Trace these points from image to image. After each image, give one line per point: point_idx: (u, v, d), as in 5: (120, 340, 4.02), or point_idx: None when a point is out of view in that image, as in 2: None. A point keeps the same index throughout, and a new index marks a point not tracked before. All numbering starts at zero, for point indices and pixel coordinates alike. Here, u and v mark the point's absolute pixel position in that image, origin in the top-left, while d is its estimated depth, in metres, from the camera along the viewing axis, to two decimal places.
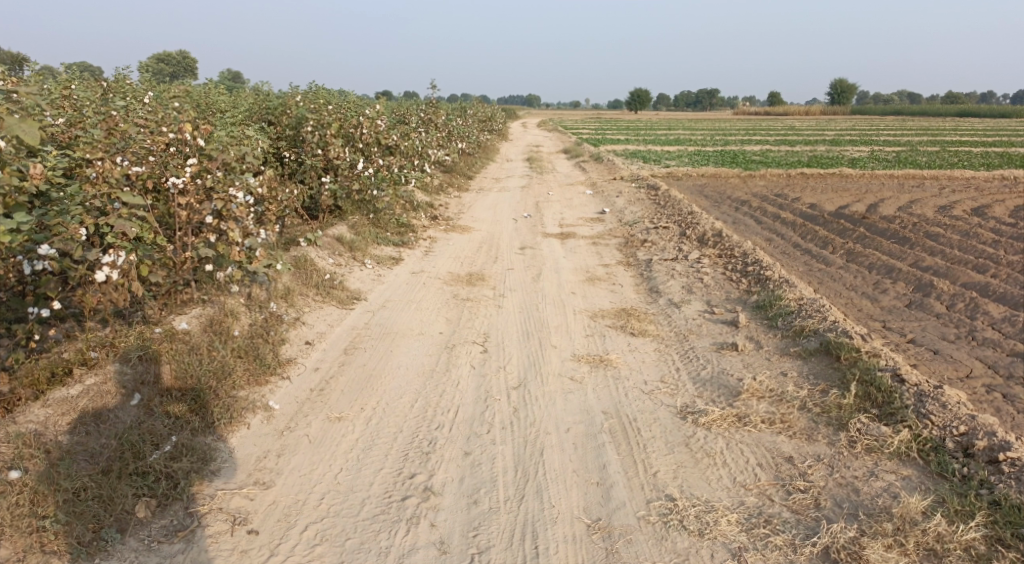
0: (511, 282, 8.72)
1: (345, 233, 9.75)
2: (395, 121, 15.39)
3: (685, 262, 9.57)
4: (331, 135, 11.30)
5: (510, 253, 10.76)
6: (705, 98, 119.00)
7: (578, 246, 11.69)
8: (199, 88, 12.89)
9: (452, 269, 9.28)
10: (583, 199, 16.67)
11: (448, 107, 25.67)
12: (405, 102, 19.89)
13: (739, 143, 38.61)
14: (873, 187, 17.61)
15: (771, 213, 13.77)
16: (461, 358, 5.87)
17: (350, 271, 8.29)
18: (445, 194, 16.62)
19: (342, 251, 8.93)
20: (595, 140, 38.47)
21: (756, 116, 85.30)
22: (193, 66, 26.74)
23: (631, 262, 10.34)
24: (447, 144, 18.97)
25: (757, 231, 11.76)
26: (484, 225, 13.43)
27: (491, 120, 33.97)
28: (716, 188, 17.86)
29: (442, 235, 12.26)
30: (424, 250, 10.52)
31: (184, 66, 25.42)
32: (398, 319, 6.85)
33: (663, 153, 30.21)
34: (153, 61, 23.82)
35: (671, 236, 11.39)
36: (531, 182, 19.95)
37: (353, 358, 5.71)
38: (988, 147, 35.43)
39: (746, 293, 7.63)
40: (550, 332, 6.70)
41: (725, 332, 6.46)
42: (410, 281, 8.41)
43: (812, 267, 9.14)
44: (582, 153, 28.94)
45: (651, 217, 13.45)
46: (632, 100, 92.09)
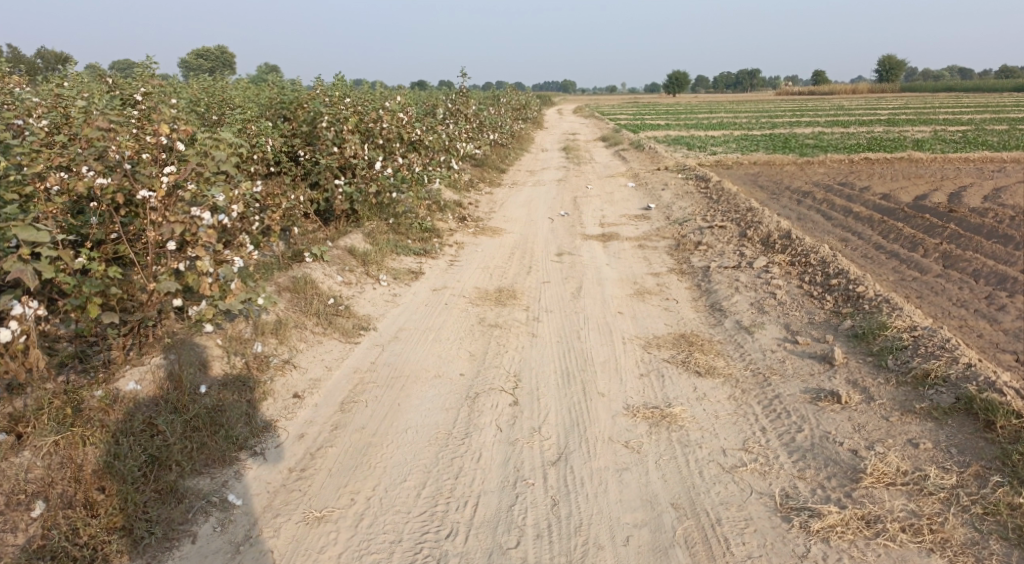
0: (548, 300, 7.49)
1: (361, 244, 8.67)
2: (421, 112, 14.25)
3: (750, 270, 8.23)
4: (348, 130, 10.28)
5: (547, 260, 9.56)
6: (745, 78, 115.35)
7: (623, 250, 10.39)
8: (210, 81, 11.99)
9: (480, 283, 8.11)
10: (625, 192, 15.36)
11: (481, 96, 24.49)
12: (434, 92, 18.75)
13: (786, 126, 36.52)
14: (949, 173, 15.86)
15: (839, 206, 12.26)
16: (485, 413, 4.68)
17: (361, 291, 7.17)
18: (475, 190, 15.44)
19: (354, 264, 7.82)
20: (633, 126, 36.67)
21: (800, 96, 82.36)
22: (230, 61, 26.08)
23: (685, 270, 9.03)
24: (478, 135, 17.80)
25: (828, 229, 10.33)
26: (517, 225, 12.24)
27: (526, 108, 32.69)
28: (772, 177, 16.36)
29: (471, 239, 11.09)
30: (450, 259, 9.38)
31: (221, 61, 24.88)
32: (412, 355, 5.69)
33: (708, 139, 28.50)
34: (193, 57, 23.18)
35: (730, 237, 10.04)
36: (568, 174, 18.63)
37: (351, 415, 4.58)
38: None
39: (834, 315, 6.30)
40: (594, 372, 5.46)
41: (817, 371, 5.16)
42: (429, 301, 7.25)
43: (904, 277, 7.75)
44: (622, 140, 27.42)
45: (703, 213, 12.10)
46: (671, 83, 89.39)
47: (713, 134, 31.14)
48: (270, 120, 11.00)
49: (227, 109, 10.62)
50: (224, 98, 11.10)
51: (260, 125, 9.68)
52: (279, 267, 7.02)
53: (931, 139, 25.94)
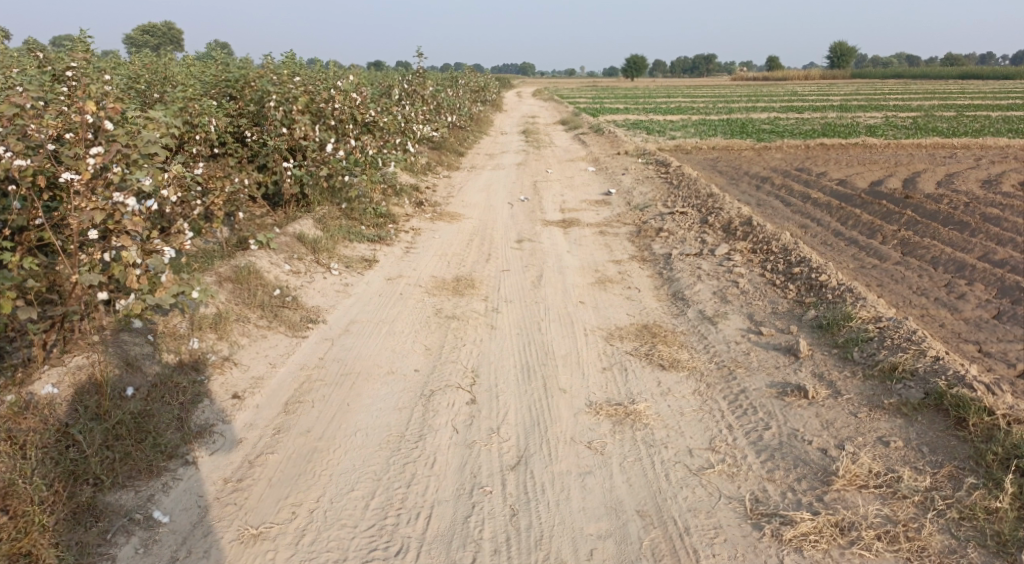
0: (507, 289, 7.23)
1: (310, 231, 8.26)
2: (375, 93, 13.79)
3: (712, 258, 8.10)
4: (298, 110, 9.90)
5: (506, 247, 9.29)
6: (703, 63, 116.41)
7: (584, 237, 10.18)
8: (151, 56, 11.38)
9: (436, 271, 7.80)
10: (585, 177, 15.16)
11: (439, 78, 24.01)
12: (390, 73, 18.23)
13: (743, 111, 36.85)
14: (903, 159, 16.05)
15: (798, 192, 12.26)
16: (441, 413, 4.40)
17: (309, 280, 6.79)
18: (432, 174, 15.05)
19: (302, 252, 7.43)
20: (592, 111, 36.51)
21: (756, 82, 83.41)
22: (179, 39, 25.03)
23: (646, 257, 8.86)
24: (435, 118, 17.37)
25: (788, 216, 10.28)
26: (475, 211, 11.94)
27: (484, 91, 32.27)
28: (730, 163, 16.35)
29: (427, 225, 10.74)
30: (405, 246, 9.03)
31: (171, 38, 23.89)
32: (363, 350, 5.36)
33: (666, 124, 28.52)
34: (140, 33, 22.19)
35: (691, 223, 9.92)
36: (527, 158, 18.35)
37: (296, 417, 4.26)
38: (1006, 110, 33.62)
39: (797, 305, 6.18)
40: (556, 366, 5.22)
41: (783, 364, 5.02)
42: (383, 292, 6.91)
43: (864, 265, 7.72)
44: (581, 124, 27.20)
45: (663, 199, 11.97)
46: (629, 68, 89.63)
47: (672, 119, 31.21)
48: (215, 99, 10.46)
49: (168, 87, 10.07)
50: (165, 74, 10.55)
51: (204, 105, 9.24)
52: (222, 257, 6.60)
53: (883, 126, 26.36)
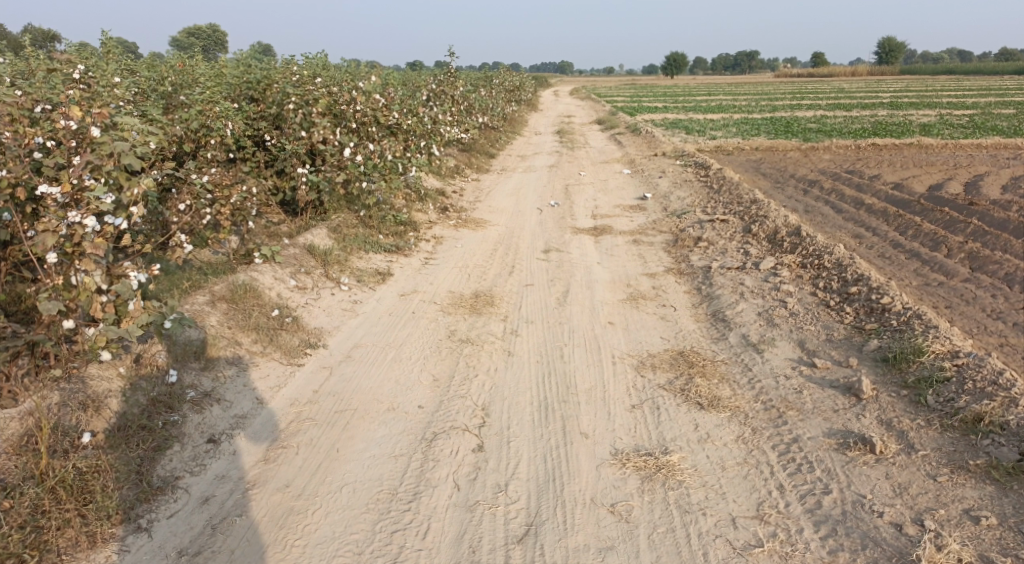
0: (530, 307, 6.63)
1: (324, 241, 7.78)
2: (401, 93, 13.33)
3: (756, 273, 7.38)
4: (317, 113, 9.65)
5: (532, 258, 8.69)
6: (744, 60, 114.08)
7: (616, 246, 9.51)
8: (171, 58, 11.12)
9: (454, 286, 7.24)
10: (620, 180, 14.49)
11: (472, 77, 23.51)
12: (420, 73, 17.76)
13: (787, 109, 35.60)
14: (962, 161, 14.98)
15: (849, 197, 11.42)
16: (442, 463, 3.83)
17: (316, 297, 6.30)
18: (461, 177, 14.51)
19: (311, 264, 6.94)
20: (630, 110, 35.63)
21: (799, 79, 81.24)
22: (221, 38, 24.94)
23: (683, 271, 8.18)
24: (465, 118, 16.85)
25: (839, 224, 9.46)
26: (503, 217, 11.37)
27: (520, 89, 31.69)
28: (775, 165, 15.50)
29: (451, 232, 10.19)
30: (425, 257, 8.50)
31: (214, 37, 23.87)
32: (364, 381, 4.83)
33: (707, 122, 27.58)
34: (182, 35, 22.21)
35: (732, 232, 9.20)
36: (560, 160, 17.71)
37: (277, 469, 3.72)
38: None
39: (856, 331, 5.45)
40: (578, 404, 4.61)
41: (843, 407, 4.32)
42: (395, 310, 6.38)
43: (929, 283, 6.94)
44: (617, 124, 26.40)
45: (702, 204, 11.25)
46: (668, 65, 88.20)
47: (712, 118, 30.23)
48: (235, 101, 10.14)
49: (187, 89, 9.79)
50: (185, 76, 10.30)
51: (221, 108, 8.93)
52: (221, 272, 6.15)
53: (938, 123, 24.99)
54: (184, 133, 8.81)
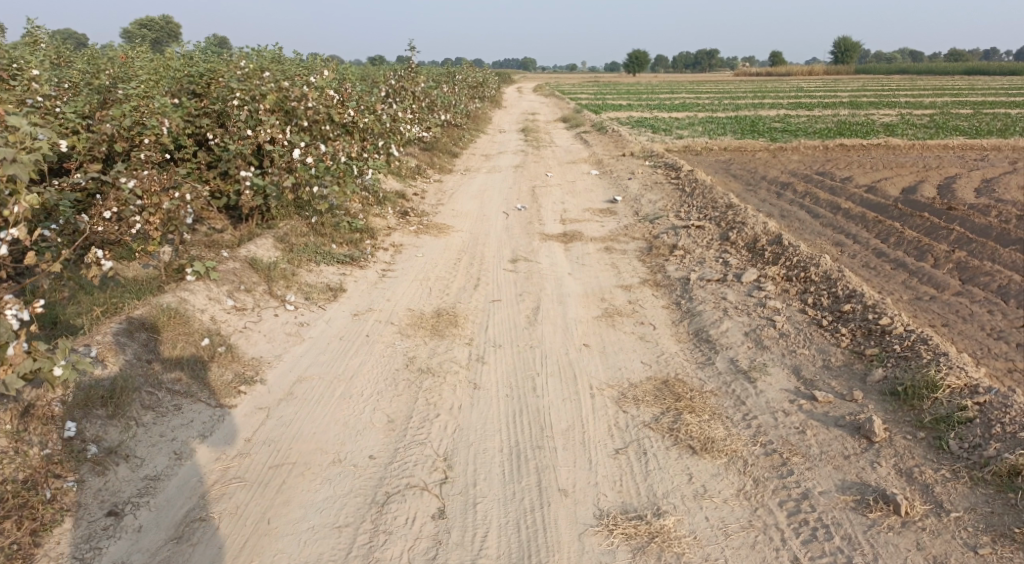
0: (496, 328, 6.03)
1: (269, 253, 7.06)
2: (358, 89, 12.58)
3: (739, 286, 6.89)
4: (264, 109, 9.16)
5: (499, 268, 8.09)
6: (705, 58, 115.14)
7: (588, 255, 8.96)
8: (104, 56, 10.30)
9: (414, 303, 6.59)
10: (588, 182, 13.97)
11: (434, 73, 22.74)
12: (379, 67, 16.96)
13: (752, 108, 35.59)
14: (931, 163, 14.83)
15: (825, 201, 11.06)
16: (395, 537, 3.29)
17: (257, 319, 5.61)
18: (422, 178, 13.80)
19: (253, 280, 6.22)
20: (596, 106, 35.20)
21: (760, 77, 82.12)
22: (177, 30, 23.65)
23: (660, 283, 7.68)
24: (427, 116, 16.12)
25: (819, 231, 9.07)
26: (467, 222, 10.74)
27: (483, 86, 30.96)
28: (746, 166, 15.14)
29: (411, 239, 9.51)
30: (382, 268, 7.83)
31: (168, 31, 22.65)
32: (306, 424, 4.17)
33: (673, 121, 27.27)
34: (133, 26, 20.94)
35: (710, 240, 8.73)
36: (525, 160, 17.10)
37: (192, 552, 3.19)
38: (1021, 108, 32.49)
39: (856, 357, 4.99)
40: (554, 450, 4.03)
41: (854, 453, 3.85)
42: (347, 332, 5.72)
43: (922, 298, 6.54)
44: (583, 122, 25.89)
45: (676, 208, 10.78)
46: (631, 63, 88.36)
47: (678, 116, 29.96)
48: (175, 96, 9.37)
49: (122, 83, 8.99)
50: (120, 71, 9.54)
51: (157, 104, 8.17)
52: (146, 293, 5.40)
53: (900, 123, 25.22)
54: (116, 130, 8.03)
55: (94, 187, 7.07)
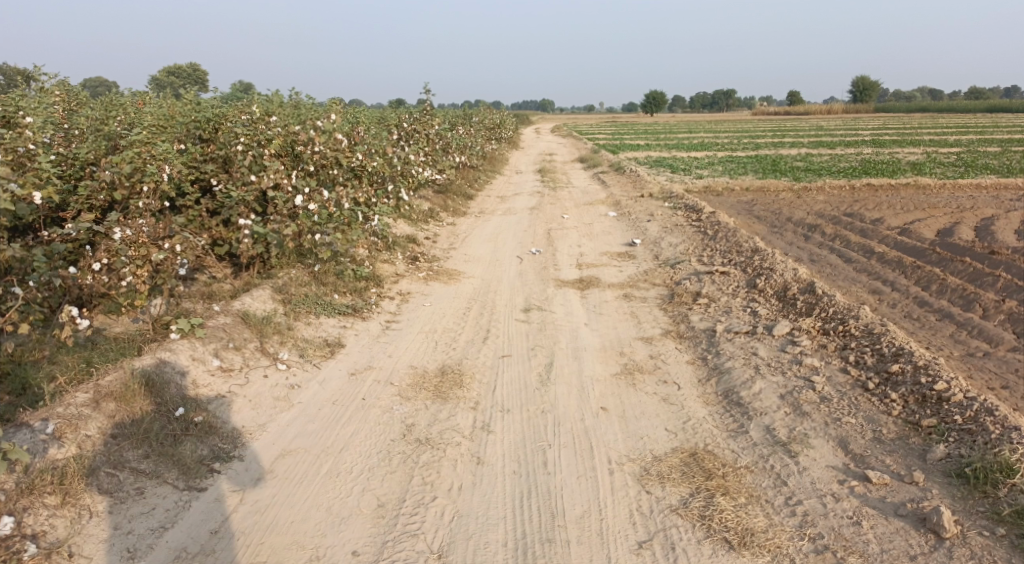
0: (505, 388, 5.51)
1: (265, 304, 6.65)
2: (369, 131, 12.35)
3: (770, 340, 6.33)
4: (269, 154, 9.01)
5: (510, 318, 7.60)
6: (722, 98, 115.67)
7: (605, 303, 8.46)
8: (111, 108, 10.22)
9: (417, 360, 6.09)
10: (606, 224, 13.53)
11: (450, 115, 22.64)
12: (394, 110, 16.83)
13: (772, 147, 35.22)
14: (964, 203, 14.22)
15: (856, 244, 10.50)
16: None
17: (243, 382, 5.16)
18: (435, 222, 13.44)
19: (243, 336, 5.80)
20: (613, 147, 35.02)
21: (778, 116, 82.04)
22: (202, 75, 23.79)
23: (684, 335, 7.14)
24: (441, 158, 15.86)
25: (853, 278, 8.50)
26: (479, 267, 10.31)
27: (500, 128, 30.88)
28: (769, 207, 14.64)
29: (420, 287, 9.08)
30: (388, 319, 7.38)
31: (193, 75, 22.77)
32: (285, 513, 3.72)
33: (692, 161, 26.92)
34: (161, 74, 21.18)
35: (736, 287, 8.20)
36: (541, 201, 16.74)
37: None
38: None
39: (911, 429, 4.40)
40: (567, 544, 3.54)
41: (921, 553, 3.36)
42: (342, 394, 5.24)
43: (975, 355, 5.94)
44: (601, 162, 25.61)
45: (698, 252, 10.27)
46: (648, 103, 88.83)
47: (697, 156, 29.60)
48: (181, 143, 9.20)
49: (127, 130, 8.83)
50: (127, 119, 9.43)
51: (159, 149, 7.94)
52: (123, 355, 4.99)
53: (927, 162, 24.65)
54: (116, 177, 7.80)
55: (86, 237, 6.73)
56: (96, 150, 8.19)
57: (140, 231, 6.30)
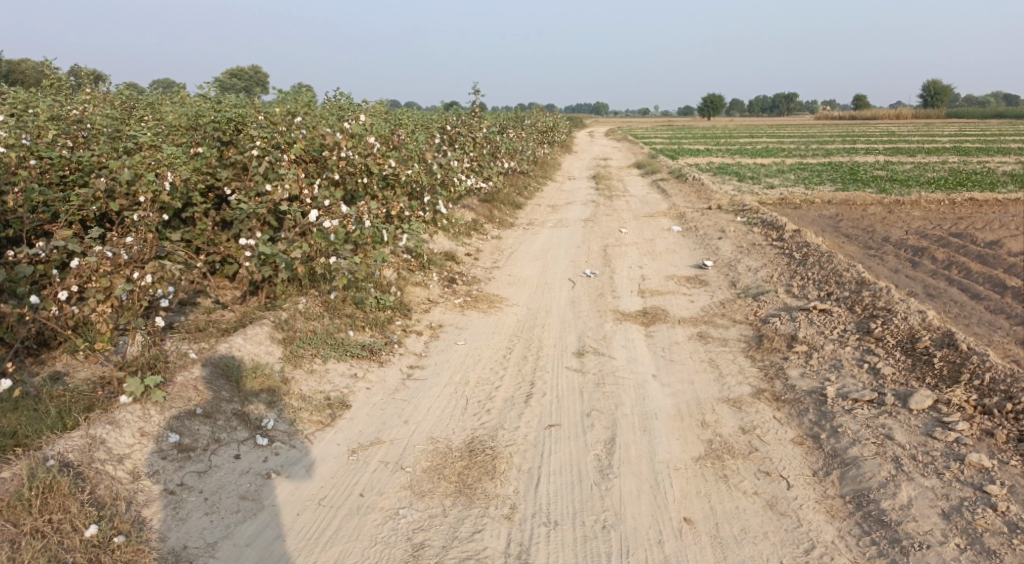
0: (552, 482, 4.12)
1: (260, 347, 5.41)
2: (408, 134, 11.11)
3: (907, 417, 4.78)
4: (289, 161, 7.84)
5: (561, 365, 6.20)
6: (783, 103, 112.04)
7: (676, 344, 6.98)
8: (127, 110, 9.32)
9: (440, 430, 4.76)
10: (671, 241, 12.00)
11: (501, 117, 21.32)
12: (440, 112, 15.60)
13: (844, 154, 32.93)
14: None
15: (980, 274, 8.77)
16: None
17: (203, 469, 3.89)
18: (478, 235, 12.11)
19: (220, 396, 4.56)
20: (672, 151, 33.26)
21: (844, 121, 78.54)
22: (264, 77, 22.72)
23: (780, 397, 5.61)
24: (488, 163, 14.55)
25: (990, 323, 6.85)
26: (525, 292, 8.94)
27: (553, 131, 29.41)
28: (858, 223, 12.88)
29: (455, 317, 7.75)
30: (411, 363, 6.07)
31: (258, 76, 21.76)
32: None
33: (759, 168, 25.02)
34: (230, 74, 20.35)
35: (842, 331, 6.61)
36: (596, 212, 15.25)
37: None
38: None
39: None
40: None
41: None
42: (332, 486, 3.93)
43: None
44: (659, 169, 23.91)
45: (784, 281, 8.68)
46: (706, 107, 86.30)
47: (763, 162, 27.65)
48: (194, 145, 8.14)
49: (135, 131, 7.83)
50: (142, 123, 8.52)
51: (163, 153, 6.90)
52: (49, 431, 3.83)
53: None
54: (113, 184, 6.76)
55: (60, 258, 5.48)
56: (98, 153, 7.19)
57: (122, 251, 5.20)
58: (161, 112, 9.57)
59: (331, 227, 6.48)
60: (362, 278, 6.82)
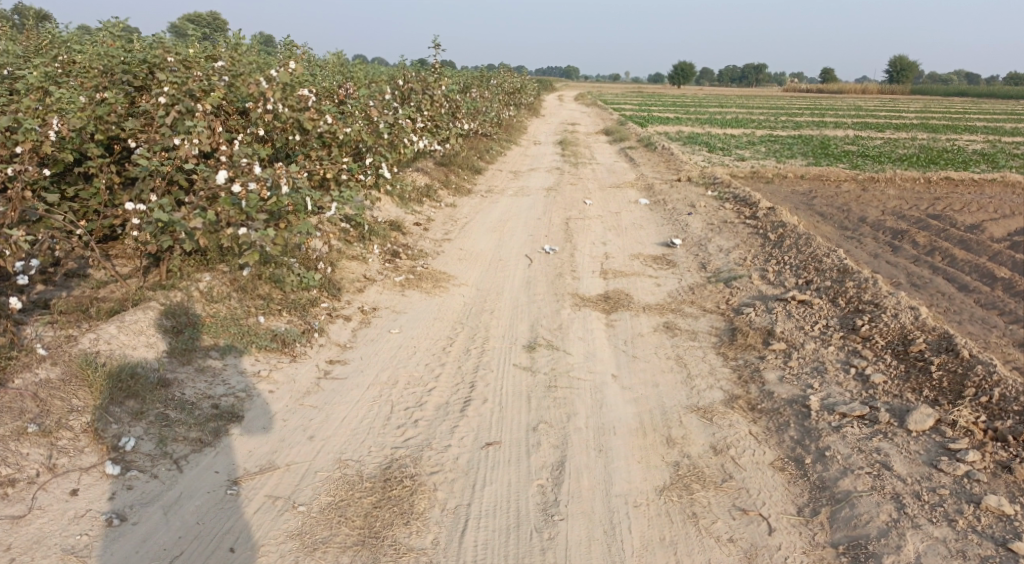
0: (480, 529, 3.35)
1: (140, 339, 4.49)
2: (353, 88, 10.01)
3: (906, 441, 4.09)
4: (204, 112, 6.75)
5: (508, 361, 5.36)
6: (752, 73, 111.66)
7: (639, 336, 6.19)
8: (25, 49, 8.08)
9: (353, 449, 3.90)
10: (637, 215, 11.19)
11: (464, 76, 20.11)
12: (396, 66, 14.41)
13: (814, 127, 32.41)
14: None
15: (965, 263, 8.16)
16: None
17: (20, 515, 3.10)
18: (431, 202, 11.13)
19: (70, 408, 3.66)
20: (641, 119, 32.34)
21: (811, 95, 78.47)
22: None
23: (756, 407, 4.87)
24: (446, 123, 13.49)
25: (984, 321, 6.21)
26: (475, 269, 8.04)
27: (519, 93, 28.22)
28: (833, 202, 12.23)
29: (392, 297, 6.83)
30: (331, 357, 5.16)
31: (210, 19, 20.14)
32: None
33: (729, 139, 24.33)
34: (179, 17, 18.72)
35: (824, 328, 5.89)
36: (560, 180, 14.35)
37: None
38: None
39: None
40: None
41: None
42: (194, 537, 3.13)
43: None
44: (628, 137, 23.04)
45: (758, 265, 7.95)
46: (675, 75, 85.43)
47: (733, 133, 26.97)
48: (97, 89, 6.99)
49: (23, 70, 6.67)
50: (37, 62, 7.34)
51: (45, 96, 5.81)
52: None
53: (995, 152, 22.06)
54: None
55: None
56: None
57: None
58: (68, 52, 8.35)
59: (239, 191, 5.44)
60: (280, 251, 5.83)
